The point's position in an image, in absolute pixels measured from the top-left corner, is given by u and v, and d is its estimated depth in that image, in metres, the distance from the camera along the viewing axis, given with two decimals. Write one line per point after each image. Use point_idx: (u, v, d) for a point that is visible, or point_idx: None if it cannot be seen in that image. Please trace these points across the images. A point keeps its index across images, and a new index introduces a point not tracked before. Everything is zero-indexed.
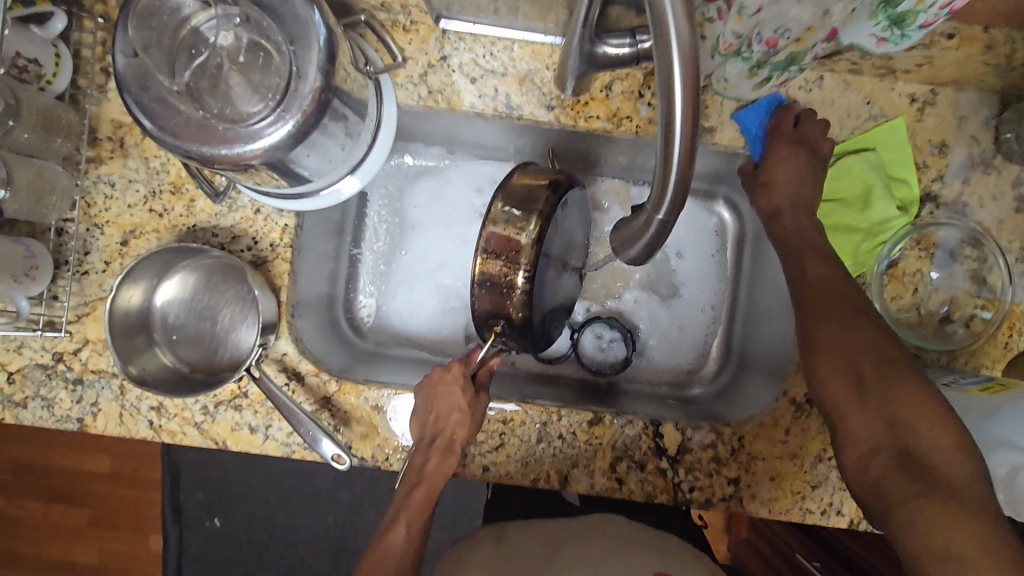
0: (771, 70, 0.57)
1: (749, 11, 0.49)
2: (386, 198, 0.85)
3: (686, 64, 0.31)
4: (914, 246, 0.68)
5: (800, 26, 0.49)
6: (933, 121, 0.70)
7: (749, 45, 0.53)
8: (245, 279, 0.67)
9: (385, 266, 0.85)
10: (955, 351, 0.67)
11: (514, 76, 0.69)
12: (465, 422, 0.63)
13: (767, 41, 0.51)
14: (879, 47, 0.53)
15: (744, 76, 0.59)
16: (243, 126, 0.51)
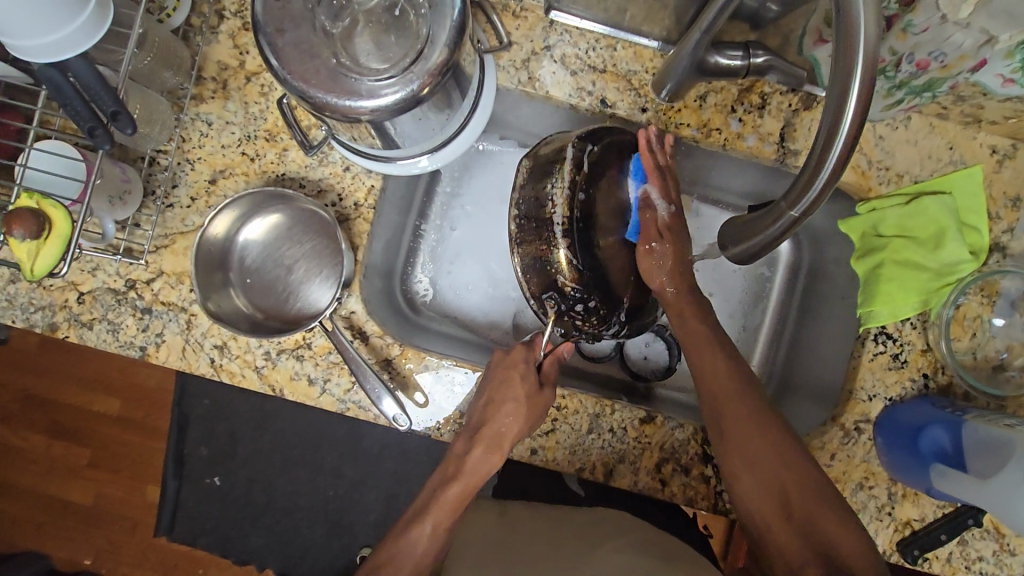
0: (907, 93, 0.59)
1: (914, 28, 0.53)
2: (454, 180, 0.86)
3: (865, 71, 0.34)
4: (977, 292, 0.70)
5: (957, 50, 0.52)
6: (1010, 175, 0.71)
7: (898, 64, 0.56)
8: (330, 232, 0.68)
9: (446, 244, 0.86)
10: (1006, 399, 0.68)
11: (612, 74, 0.71)
12: (519, 414, 0.65)
13: (919, 62, 0.55)
14: (1004, 87, 0.54)
15: (878, 96, 0.62)
16: (367, 81, 0.52)
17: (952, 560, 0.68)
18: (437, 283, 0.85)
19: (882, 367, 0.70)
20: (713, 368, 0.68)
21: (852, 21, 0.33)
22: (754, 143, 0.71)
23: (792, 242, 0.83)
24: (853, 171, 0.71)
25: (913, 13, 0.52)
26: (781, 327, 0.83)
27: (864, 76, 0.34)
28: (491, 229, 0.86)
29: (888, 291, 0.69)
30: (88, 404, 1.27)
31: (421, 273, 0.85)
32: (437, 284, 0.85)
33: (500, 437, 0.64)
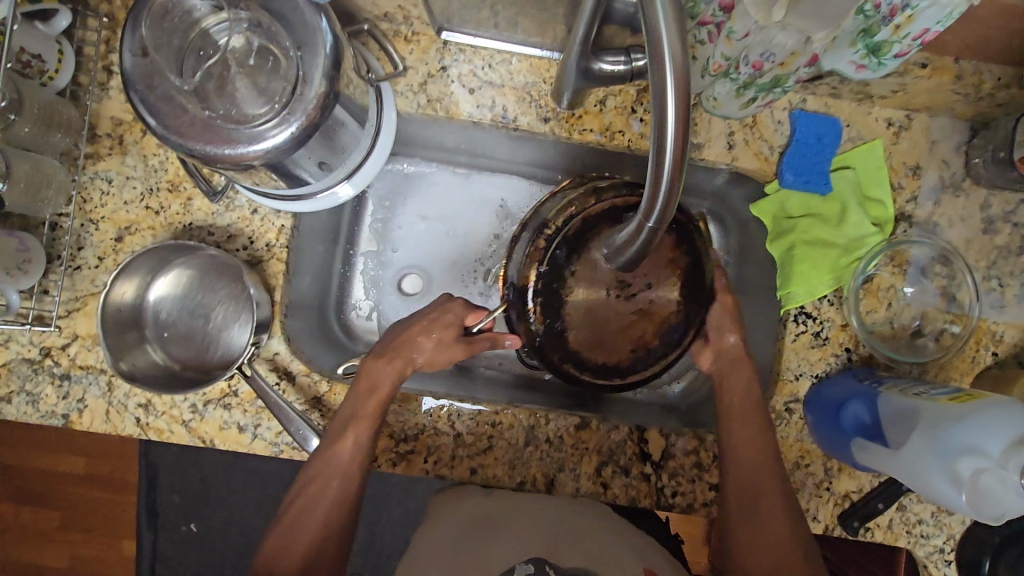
0: (757, 91, 0.59)
1: (737, 35, 0.52)
2: (382, 203, 0.85)
3: (678, 84, 0.34)
4: (888, 263, 0.72)
5: (784, 51, 0.51)
6: (907, 145, 0.73)
7: (737, 67, 0.55)
8: (242, 277, 0.67)
9: (380, 268, 0.85)
10: (926, 363, 0.70)
11: (511, 88, 0.71)
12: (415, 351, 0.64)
13: (754, 64, 0.54)
14: (858, 73, 0.54)
15: (732, 96, 0.61)
16: (247, 127, 0.52)
17: (893, 527, 0.70)
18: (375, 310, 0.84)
19: (806, 347, 0.71)
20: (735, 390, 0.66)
21: (658, 39, 0.34)
22: None
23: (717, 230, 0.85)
24: (757, 159, 0.72)
25: (732, 20, 0.51)
26: None
27: (678, 79, 0.34)
28: (423, 251, 0.86)
29: (802, 272, 0.71)
30: (53, 466, 1.23)
31: (358, 301, 0.84)
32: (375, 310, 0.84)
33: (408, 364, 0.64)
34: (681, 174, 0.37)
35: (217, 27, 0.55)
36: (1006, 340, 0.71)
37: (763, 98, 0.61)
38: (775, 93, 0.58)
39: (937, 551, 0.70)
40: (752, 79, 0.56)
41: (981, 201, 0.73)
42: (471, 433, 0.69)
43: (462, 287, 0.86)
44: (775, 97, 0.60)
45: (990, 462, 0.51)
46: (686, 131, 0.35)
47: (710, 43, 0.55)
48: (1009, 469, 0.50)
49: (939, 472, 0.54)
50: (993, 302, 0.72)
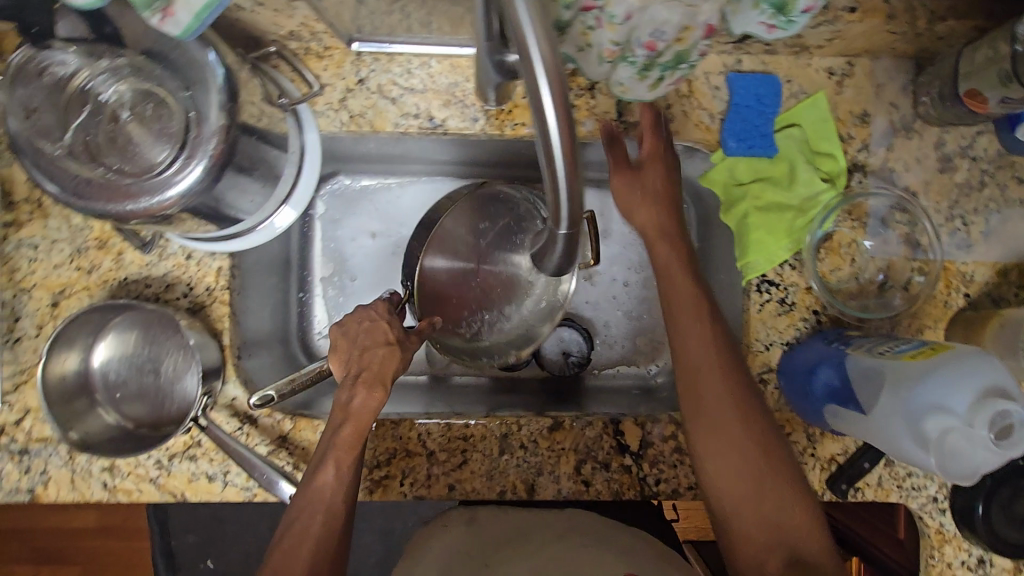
0: (661, 70, 0.52)
1: (619, 18, 0.46)
2: (331, 223, 0.84)
3: (551, 81, 0.32)
4: (846, 218, 0.70)
5: (674, 27, 0.47)
6: (852, 92, 0.70)
7: (630, 51, 0.49)
8: (175, 323, 0.66)
9: (345, 291, 0.84)
10: (897, 317, 0.69)
11: (434, 91, 0.68)
12: (393, 354, 0.61)
13: (647, 45, 0.48)
14: (771, 34, 0.50)
15: (637, 80, 0.54)
16: (150, 178, 0.50)
17: (883, 483, 0.69)
18: None
19: (772, 315, 0.69)
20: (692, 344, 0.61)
21: (522, 33, 0.31)
22: (593, 126, 0.69)
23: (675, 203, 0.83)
24: (698, 129, 0.70)
25: (610, 5, 0.45)
26: None
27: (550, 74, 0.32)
28: (385, 266, 0.84)
29: (761, 241, 0.69)
30: (64, 523, 1.23)
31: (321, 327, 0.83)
32: None
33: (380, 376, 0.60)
34: (576, 173, 0.35)
35: (87, 78, 0.51)
36: (977, 279, 0.70)
37: (672, 76, 0.54)
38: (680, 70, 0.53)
39: (930, 501, 0.69)
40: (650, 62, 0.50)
41: (935, 139, 0.71)
42: (443, 449, 0.67)
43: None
44: (681, 74, 0.54)
45: (956, 420, 0.48)
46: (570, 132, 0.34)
47: (597, 29, 0.47)
48: (975, 428, 0.48)
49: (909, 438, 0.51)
50: (959, 242, 0.70)
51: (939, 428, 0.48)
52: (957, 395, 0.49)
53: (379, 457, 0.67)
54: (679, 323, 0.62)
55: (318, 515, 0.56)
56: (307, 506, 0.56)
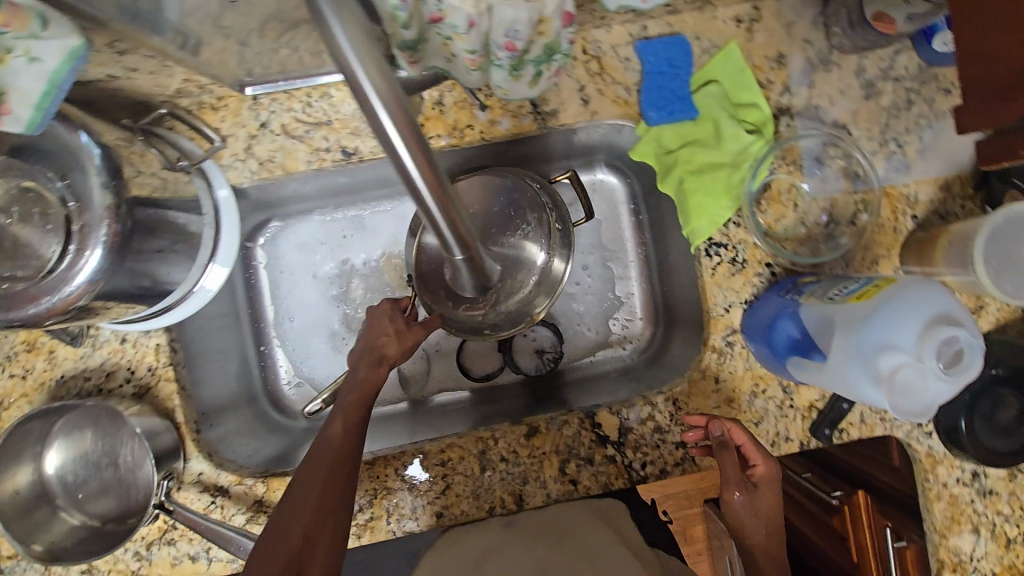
0: (536, 66, 0.46)
1: (464, 27, 0.40)
2: (278, 269, 0.83)
3: (392, 111, 0.32)
4: (781, 163, 0.68)
5: (527, 25, 0.39)
6: (763, 37, 0.69)
7: (492, 55, 0.43)
8: (118, 415, 0.62)
9: (292, 338, 0.82)
10: (849, 253, 0.68)
11: (340, 120, 0.66)
12: (395, 339, 0.61)
13: (506, 46, 0.42)
14: None
15: (514, 80, 0.49)
16: (49, 277, 0.48)
17: (866, 420, 0.69)
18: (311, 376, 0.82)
19: (726, 277, 0.68)
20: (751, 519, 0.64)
21: (352, 72, 0.31)
22: (511, 123, 0.67)
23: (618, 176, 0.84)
24: (616, 105, 0.68)
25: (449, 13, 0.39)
26: (644, 249, 0.85)
27: (391, 108, 0.32)
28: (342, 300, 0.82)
29: (699, 205, 0.68)
30: None
31: (290, 376, 0.82)
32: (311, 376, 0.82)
33: (379, 353, 0.60)
34: (447, 194, 0.36)
35: None
36: (922, 199, 0.69)
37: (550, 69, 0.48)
38: (555, 63, 0.46)
39: (915, 427, 0.69)
40: (517, 62, 0.44)
41: (855, 67, 0.69)
42: (424, 479, 0.66)
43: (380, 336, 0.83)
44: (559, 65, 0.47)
45: (907, 355, 0.48)
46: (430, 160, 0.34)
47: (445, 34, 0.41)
48: (925, 359, 0.47)
49: (863, 377, 0.50)
50: (896, 165, 0.69)
51: (892, 367, 0.48)
52: (904, 329, 0.48)
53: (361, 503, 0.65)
54: (742, 495, 0.63)
55: (314, 485, 0.52)
56: (289, 506, 0.52)
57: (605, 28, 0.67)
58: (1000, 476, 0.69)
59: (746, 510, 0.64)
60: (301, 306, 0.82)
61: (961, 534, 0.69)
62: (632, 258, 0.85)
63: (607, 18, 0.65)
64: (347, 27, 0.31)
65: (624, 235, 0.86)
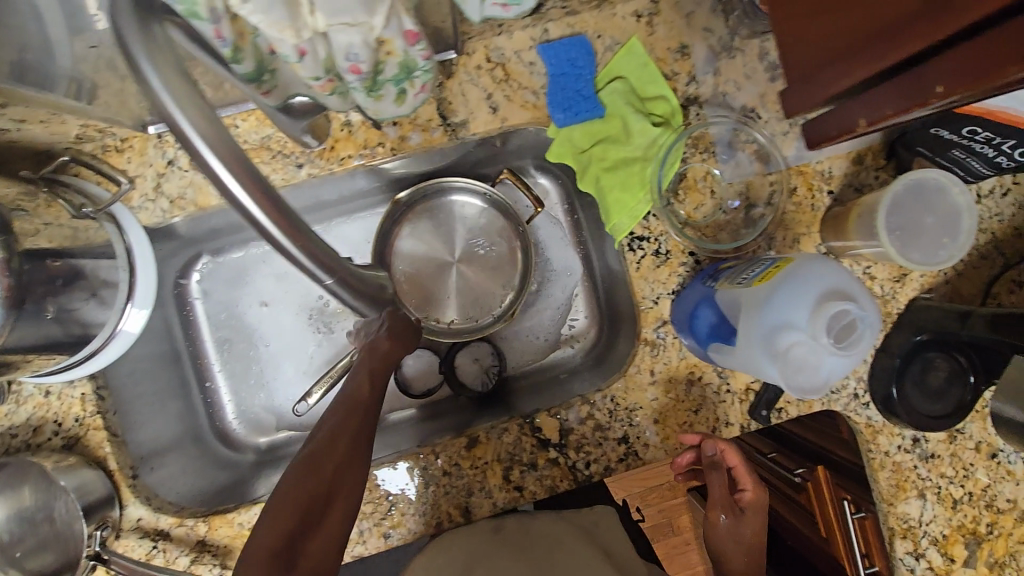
0: (396, 85, 0.46)
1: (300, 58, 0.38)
2: (218, 304, 0.83)
3: (222, 152, 0.36)
4: (694, 152, 0.70)
5: (367, 48, 0.39)
6: (664, 30, 0.69)
7: (341, 79, 0.42)
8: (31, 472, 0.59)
9: (260, 366, 0.82)
10: (770, 234, 0.69)
11: (248, 150, 0.66)
12: (403, 333, 0.57)
13: (353, 70, 0.41)
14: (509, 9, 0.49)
15: (379, 100, 0.48)
16: None
17: (804, 397, 0.69)
18: (259, 407, 0.82)
19: (652, 269, 0.69)
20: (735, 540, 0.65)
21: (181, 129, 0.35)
22: (421, 137, 0.67)
23: (550, 178, 0.83)
24: (526, 110, 0.68)
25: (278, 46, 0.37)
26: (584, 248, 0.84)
27: (217, 147, 0.36)
28: (284, 327, 0.83)
29: (618, 200, 0.69)
30: None
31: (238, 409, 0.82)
32: (259, 407, 0.82)
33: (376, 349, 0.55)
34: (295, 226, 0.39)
35: None
36: (836, 174, 0.69)
37: (416, 86, 0.48)
38: (418, 79, 0.47)
39: (852, 398, 0.70)
40: (370, 83, 0.43)
41: (760, 50, 0.69)
42: (368, 501, 0.66)
43: (333, 366, 0.83)
44: (422, 79, 0.47)
45: (802, 332, 0.48)
46: (270, 201, 0.38)
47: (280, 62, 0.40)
48: (819, 335, 0.48)
49: (767, 359, 0.51)
50: (808, 143, 0.69)
51: (787, 345, 0.48)
52: (797, 306, 0.49)
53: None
54: (728, 519, 0.66)
55: (308, 485, 0.50)
56: (287, 494, 0.50)
57: (506, 35, 0.67)
58: (940, 438, 0.70)
59: (729, 535, 0.65)
60: (243, 338, 0.82)
61: (908, 500, 0.70)
62: (573, 257, 0.85)
63: (506, 25, 0.66)
64: (164, 81, 0.34)
65: (563, 236, 0.86)
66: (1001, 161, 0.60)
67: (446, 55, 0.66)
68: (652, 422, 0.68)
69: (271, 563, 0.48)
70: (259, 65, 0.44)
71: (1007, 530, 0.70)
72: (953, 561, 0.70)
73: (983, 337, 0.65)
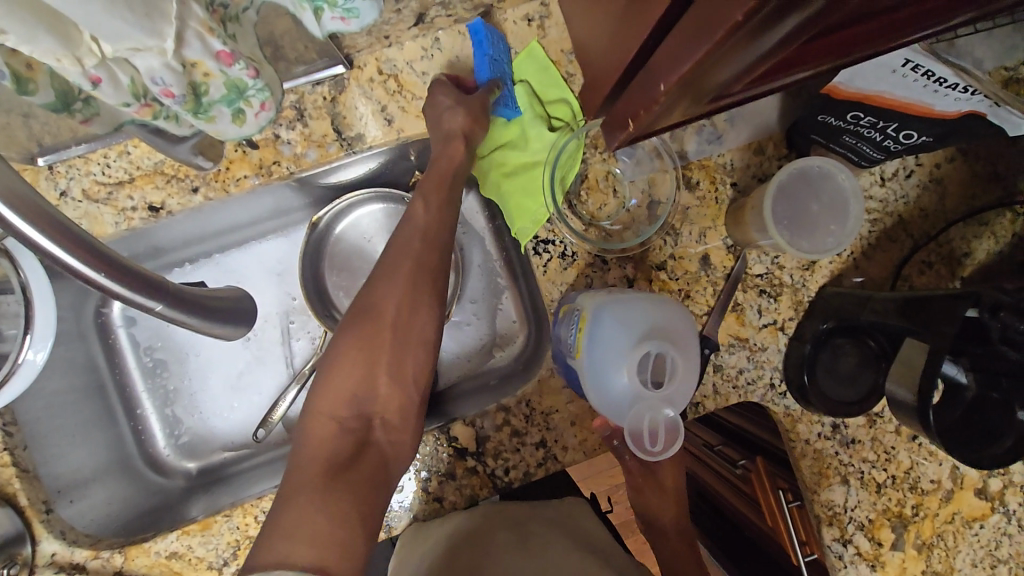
0: (226, 104, 0.52)
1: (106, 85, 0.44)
2: (144, 333, 0.82)
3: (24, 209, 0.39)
4: (595, 151, 0.70)
5: (169, 74, 0.44)
6: (558, 30, 0.68)
7: (158, 100, 0.48)
8: None
9: (189, 389, 0.83)
10: (676, 228, 0.69)
11: (142, 177, 0.66)
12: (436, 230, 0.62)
13: (164, 93, 0.46)
14: (350, 25, 0.54)
15: (220, 122, 0.54)
16: None
17: (720, 390, 0.70)
18: (191, 432, 0.82)
19: (558, 271, 0.69)
20: (659, 496, 0.69)
21: None
22: (317, 153, 0.67)
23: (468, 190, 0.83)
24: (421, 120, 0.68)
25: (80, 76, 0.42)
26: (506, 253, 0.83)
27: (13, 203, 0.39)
28: (209, 350, 0.82)
29: (519, 205, 0.70)
30: None
31: (170, 436, 0.82)
32: (191, 433, 0.82)
33: (421, 226, 0.62)
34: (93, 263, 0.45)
35: None
36: (738, 165, 0.70)
37: (252, 105, 0.54)
38: (251, 98, 0.53)
39: (768, 388, 0.70)
40: (191, 103, 0.49)
41: None
42: None
43: (262, 387, 0.82)
44: (257, 100, 0.53)
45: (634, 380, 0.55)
46: (78, 242, 0.44)
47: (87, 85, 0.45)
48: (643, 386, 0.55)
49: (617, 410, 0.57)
50: (709, 136, 0.69)
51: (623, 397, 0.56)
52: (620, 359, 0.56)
53: (224, 557, 0.64)
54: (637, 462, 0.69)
55: (359, 371, 0.56)
56: (329, 391, 0.55)
57: (396, 45, 0.67)
58: (860, 424, 0.70)
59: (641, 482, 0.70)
60: (170, 366, 0.82)
61: (831, 487, 0.70)
62: (498, 260, 0.84)
63: (393, 37, 0.65)
64: None
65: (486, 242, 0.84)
66: (888, 144, 0.61)
67: (334, 69, 0.66)
68: (569, 425, 0.68)
69: (350, 451, 0.52)
70: (63, 95, 0.47)
71: (933, 511, 0.70)
72: (881, 545, 0.70)
73: (891, 322, 0.61)
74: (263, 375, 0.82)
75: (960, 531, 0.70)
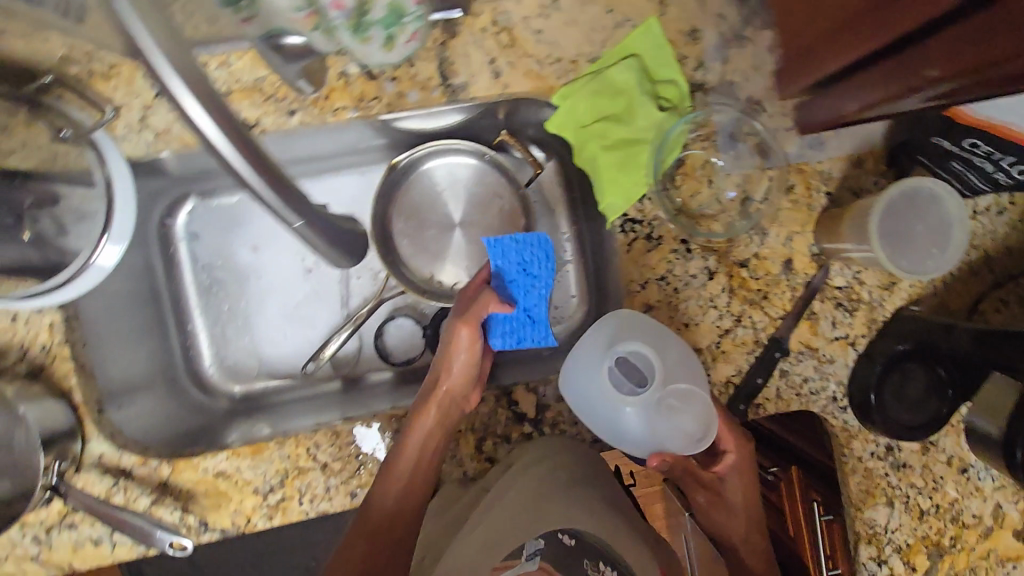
0: (383, 27, 0.58)
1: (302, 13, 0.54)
2: (203, 251, 0.81)
3: (177, 69, 0.41)
4: (697, 138, 0.70)
5: None
6: (676, 11, 0.68)
7: (323, 9, 0.54)
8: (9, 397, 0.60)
9: (240, 315, 0.81)
10: (764, 227, 0.69)
11: (241, 92, 0.65)
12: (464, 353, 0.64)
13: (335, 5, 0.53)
14: None
15: (369, 44, 0.60)
16: None
17: (782, 395, 0.70)
18: (235, 358, 0.81)
19: (642, 253, 0.68)
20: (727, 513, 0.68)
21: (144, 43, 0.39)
22: (420, 95, 0.66)
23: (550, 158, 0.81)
24: (529, 78, 0.67)
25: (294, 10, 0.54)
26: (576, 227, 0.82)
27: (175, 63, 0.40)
28: (267, 278, 0.81)
29: (615, 179, 0.68)
30: None
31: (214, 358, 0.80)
32: (235, 358, 0.81)
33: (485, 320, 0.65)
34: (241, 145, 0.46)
35: None
36: (835, 175, 0.69)
37: (405, 32, 0.61)
38: (407, 25, 0.60)
39: (830, 401, 0.70)
40: (353, 19, 0.55)
41: (768, 43, 0.69)
42: (338, 459, 0.65)
43: (314, 323, 0.81)
44: (412, 30, 0.61)
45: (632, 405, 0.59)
46: (228, 121, 0.44)
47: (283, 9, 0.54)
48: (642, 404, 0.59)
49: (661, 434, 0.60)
50: (810, 141, 0.69)
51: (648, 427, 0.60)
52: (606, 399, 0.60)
53: (272, 485, 0.64)
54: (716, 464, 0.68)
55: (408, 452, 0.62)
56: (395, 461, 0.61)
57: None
58: (913, 449, 0.70)
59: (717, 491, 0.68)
60: (224, 288, 0.81)
61: (875, 507, 0.70)
62: (566, 234, 0.83)
63: None
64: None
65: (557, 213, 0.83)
66: (997, 175, 0.61)
67: (451, 13, 0.65)
68: None
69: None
70: None
71: (970, 545, 0.70)
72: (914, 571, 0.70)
73: (967, 353, 0.61)
74: (317, 310, 0.81)
75: (993, 569, 0.70)
